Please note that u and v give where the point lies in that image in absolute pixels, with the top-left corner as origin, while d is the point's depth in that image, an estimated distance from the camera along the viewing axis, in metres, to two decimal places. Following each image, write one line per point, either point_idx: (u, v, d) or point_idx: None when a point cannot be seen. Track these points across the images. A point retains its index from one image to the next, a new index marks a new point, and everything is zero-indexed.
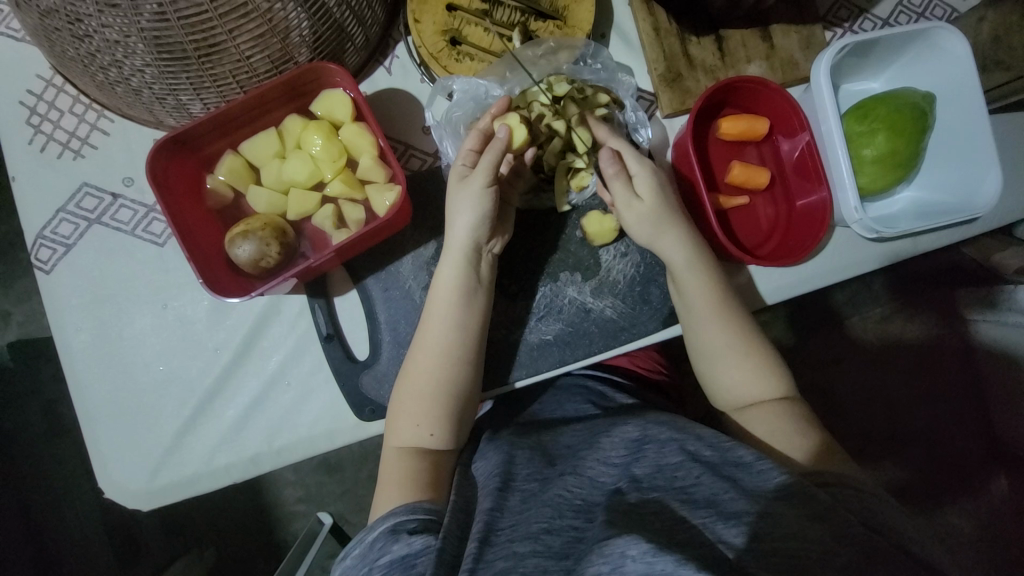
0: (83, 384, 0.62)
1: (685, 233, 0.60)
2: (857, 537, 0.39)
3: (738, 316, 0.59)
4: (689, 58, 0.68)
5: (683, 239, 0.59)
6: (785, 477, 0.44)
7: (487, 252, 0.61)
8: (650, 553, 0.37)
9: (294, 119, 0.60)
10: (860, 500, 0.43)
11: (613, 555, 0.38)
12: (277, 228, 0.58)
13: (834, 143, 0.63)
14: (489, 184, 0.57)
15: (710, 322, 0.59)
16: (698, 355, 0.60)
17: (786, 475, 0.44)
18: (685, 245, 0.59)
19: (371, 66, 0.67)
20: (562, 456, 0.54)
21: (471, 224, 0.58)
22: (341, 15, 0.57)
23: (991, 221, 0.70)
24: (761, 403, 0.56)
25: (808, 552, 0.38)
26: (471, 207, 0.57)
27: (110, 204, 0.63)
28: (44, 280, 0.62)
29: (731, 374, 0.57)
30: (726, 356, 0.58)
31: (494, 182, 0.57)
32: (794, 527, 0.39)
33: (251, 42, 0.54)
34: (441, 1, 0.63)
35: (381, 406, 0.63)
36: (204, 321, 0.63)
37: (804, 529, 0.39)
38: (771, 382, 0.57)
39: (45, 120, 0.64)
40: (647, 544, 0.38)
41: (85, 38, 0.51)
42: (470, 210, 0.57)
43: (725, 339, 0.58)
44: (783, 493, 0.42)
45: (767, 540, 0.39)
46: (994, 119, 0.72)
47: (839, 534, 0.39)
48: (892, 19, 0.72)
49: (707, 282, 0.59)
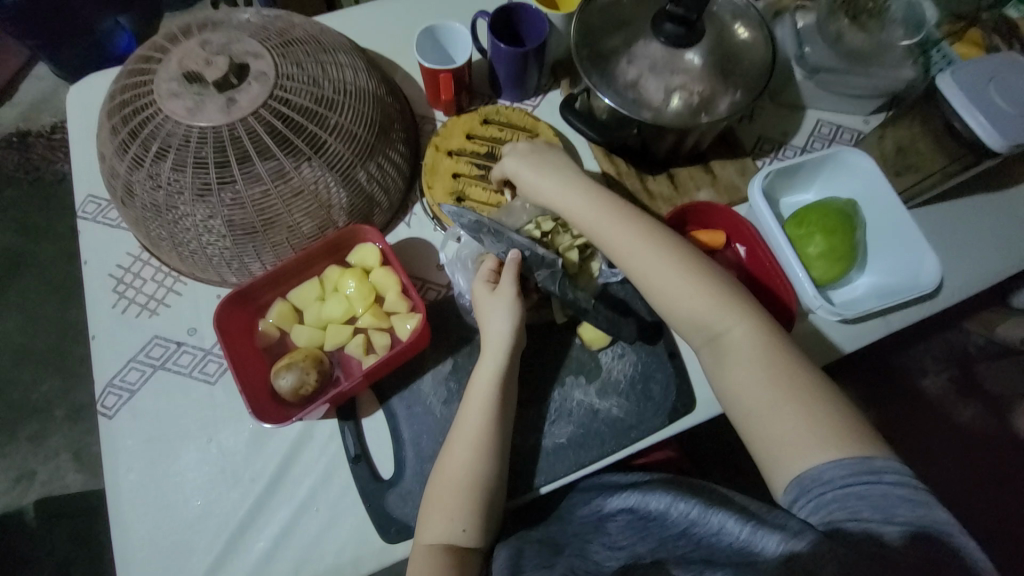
0: (124, 525, 0.65)
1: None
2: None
3: (704, 275, 0.63)
4: (649, 191, 0.85)
5: (646, 229, 0.67)
6: (814, 537, 0.46)
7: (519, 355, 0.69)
8: None
9: (333, 269, 0.73)
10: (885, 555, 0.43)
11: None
12: (316, 357, 0.67)
13: (781, 247, 0.76)
14: (516, 293, 0.67)
15: (678, 283, 0.63)
16: (673, 314, 0.63)
17: (811, 537, 0.46)
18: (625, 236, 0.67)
19: (394, 222, 0.83)
20: (569, 543, 0.62)
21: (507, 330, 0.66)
22: (370, 187, 0.76)
23: (946, 295, 0.79)
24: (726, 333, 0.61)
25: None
26: (506, 315, 0.67)
27: (174, 351, 0.74)
28: (105, 424, 0.70)
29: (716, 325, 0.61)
30: (700, 305, 0.62)
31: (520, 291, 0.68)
32: None
33: (304, 214, 0.71)
34: (448, 171, 0.82)
35: (406, 525, 0.65)
36: (244, 451, 0.68)
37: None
38: (747, 332, 0.60)
39: (129, 287, 0.78)
40: None
41: (180, 222, 0.69)
42: (506, 317, 0.67)
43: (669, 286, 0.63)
44: (790, 558, 0.45)
45: None
46: (918, 212, 0.85)
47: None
48: (807, 146, 0.90)
49: (671, 252, 0.65)
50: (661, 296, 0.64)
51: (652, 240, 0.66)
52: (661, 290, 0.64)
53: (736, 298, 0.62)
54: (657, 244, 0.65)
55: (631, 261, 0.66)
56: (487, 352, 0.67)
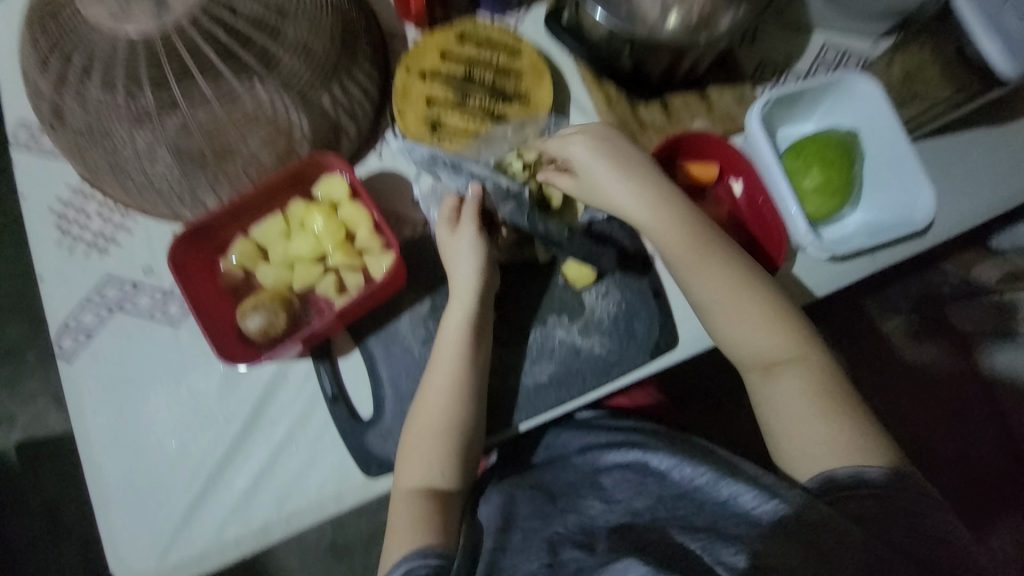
0: (98, 466, 0.64)
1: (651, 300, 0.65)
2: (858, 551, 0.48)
3: (749, 280, 0.61)
4: (640, 121, 0.78)
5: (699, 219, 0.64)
6: (797, 497, 0.51)
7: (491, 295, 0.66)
8: None
9: (298, 203, 0.67)
10: (888, 500, 0.52)
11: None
12: (284, 299, 0.65)
13: (776, 180, 0.71)
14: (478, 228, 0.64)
15: (722, 287, 0.61)
16: (710, 313, 0.62)
17: (788, 502, 0.51)
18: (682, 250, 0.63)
19: (364, 151, 0.75)
20: (564, 493, 0.64)
21: (473, 268, 0.64)
22: (335, 112, 0.68)
23: (936, 233, 0.77)
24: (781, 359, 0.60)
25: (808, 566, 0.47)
26: (470, 252, 0.64)
27: (130, 292, 0.69)
28: (66, 368, 0.67)
29: (747, 330, 0.61)
30: (737, 311, 0.61)
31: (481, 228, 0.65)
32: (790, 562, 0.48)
33: (261, 142, 0.65)
34: (421, 96, 0.74)
35: (387, 462, 0.65)
36: (215, 394, 0.66)
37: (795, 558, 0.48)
38: (788, 345, 0.60)
39: (74, 223, 0.71)
40: None
41: (120, 152, 0.61)
42: (471, 255, 0.64)
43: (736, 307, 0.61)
44: (782, 519, 0.51)
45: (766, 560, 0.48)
46: (919, 145, 0.81)
47: (855, 549, 0.48)
48: (812, 71, 0.83)
49: (717, 253, 0.62)
50: (703, 298, 0.62)
51: (698, 234, 0.62)
52: (702, 291, 0.62)
53: (779, 306, 0.61)
54: (726, 276, 0.61)
55: (698, 285, 0.62)
56: (455, 293, 0.64)
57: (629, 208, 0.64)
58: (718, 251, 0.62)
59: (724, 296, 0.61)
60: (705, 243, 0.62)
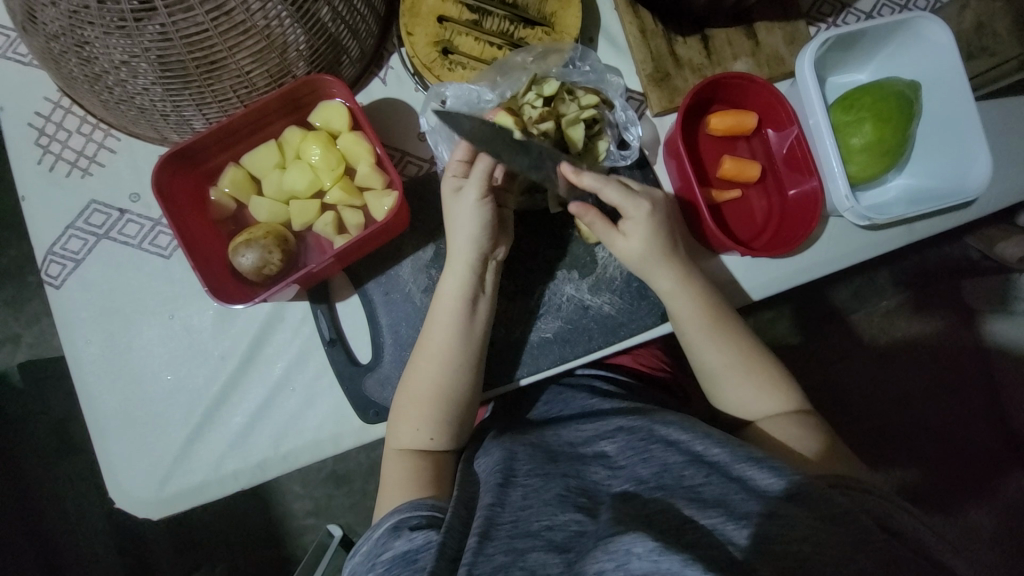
0: (92, 394, 0.63)
1: (673, 257, 0.60)
2: (872, 543, 0.39)
3: (738, 338, 0.60)
4: (676, 57, 0.70)
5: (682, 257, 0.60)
6: (798, 476, 0.43)
7: (492, 260, 0.62)
8: (655, 551, 0.37)
9: (293, 131, 0.62)
10: (873, 501, 0.42)
11: (617, 552, 0.38)
12: (278, 236, 0.60)
13: (822, 134, 0.65)
14: (484, 195, 0.58)
15: (710, 351, 0.59)
16: (706, 378, 0.61)
17: (796, 476, 0.43)
18: (683, 269, 0.60)
19: (366, 78, 0.69)
20: (567, 455, 0.54)
21: (472, 235, 0.59)
22: (336, 29, 0.59)
23: (986, 205, 0.71)
24: (774, 415, 0.57)
25: (823, 553, 0.37)
26: (469, 217, 0.58)
27: (117, 219, 0.65)
28: (55, 294, 0.64)
29: (738, 394, 0.59)
30: (731, 377, 0.59)
31: (487, 194, 0.58)
32: (803, 529, 0.39)
33: (251, 58, 0.56)
34: (432, 14, 0.65)
35: (384, 408, 0.64)
36: (210, 330, 0.65)
37: (811, 531, 0.39)
38: (775, 398, 0.58)
39: (53, 140, 0.66)
40: (653, 542, 0.38)
41: (93, 60, 0.53)
42: (470, 227, 0.59)
43: (726, 360, 0.59)
44: (793, 493, 0.41)
45: (776, 541, 0.38)
46: (983, 105, 0.72)
47: (855, 544, 0.38)
48: (875, 11, 0.73)
49: (699, 310, 0.60)
50: (697, 368, 0.61)
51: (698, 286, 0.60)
52: (692, 354, 0.61)
53: (767, 363, 0.59)
54: (728, 337, 0.59)
55: (697, 345, 0.60)
56: (452, 257, 0.60)
57: (646, 254, 0.59)
58: (729, 329, 0.60)
59: (720, 358, 0.59)
60: (709, 315, 0.60)
